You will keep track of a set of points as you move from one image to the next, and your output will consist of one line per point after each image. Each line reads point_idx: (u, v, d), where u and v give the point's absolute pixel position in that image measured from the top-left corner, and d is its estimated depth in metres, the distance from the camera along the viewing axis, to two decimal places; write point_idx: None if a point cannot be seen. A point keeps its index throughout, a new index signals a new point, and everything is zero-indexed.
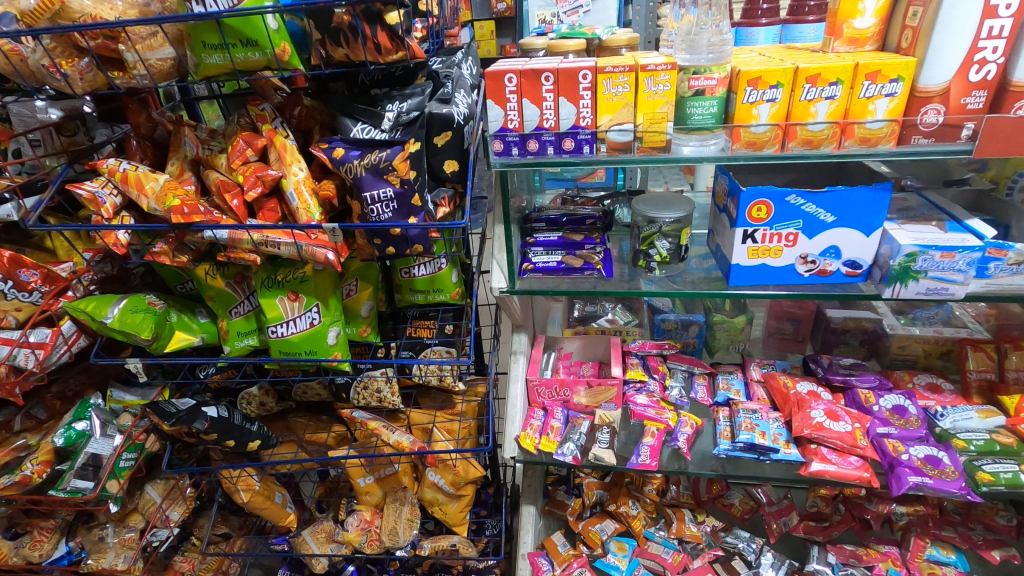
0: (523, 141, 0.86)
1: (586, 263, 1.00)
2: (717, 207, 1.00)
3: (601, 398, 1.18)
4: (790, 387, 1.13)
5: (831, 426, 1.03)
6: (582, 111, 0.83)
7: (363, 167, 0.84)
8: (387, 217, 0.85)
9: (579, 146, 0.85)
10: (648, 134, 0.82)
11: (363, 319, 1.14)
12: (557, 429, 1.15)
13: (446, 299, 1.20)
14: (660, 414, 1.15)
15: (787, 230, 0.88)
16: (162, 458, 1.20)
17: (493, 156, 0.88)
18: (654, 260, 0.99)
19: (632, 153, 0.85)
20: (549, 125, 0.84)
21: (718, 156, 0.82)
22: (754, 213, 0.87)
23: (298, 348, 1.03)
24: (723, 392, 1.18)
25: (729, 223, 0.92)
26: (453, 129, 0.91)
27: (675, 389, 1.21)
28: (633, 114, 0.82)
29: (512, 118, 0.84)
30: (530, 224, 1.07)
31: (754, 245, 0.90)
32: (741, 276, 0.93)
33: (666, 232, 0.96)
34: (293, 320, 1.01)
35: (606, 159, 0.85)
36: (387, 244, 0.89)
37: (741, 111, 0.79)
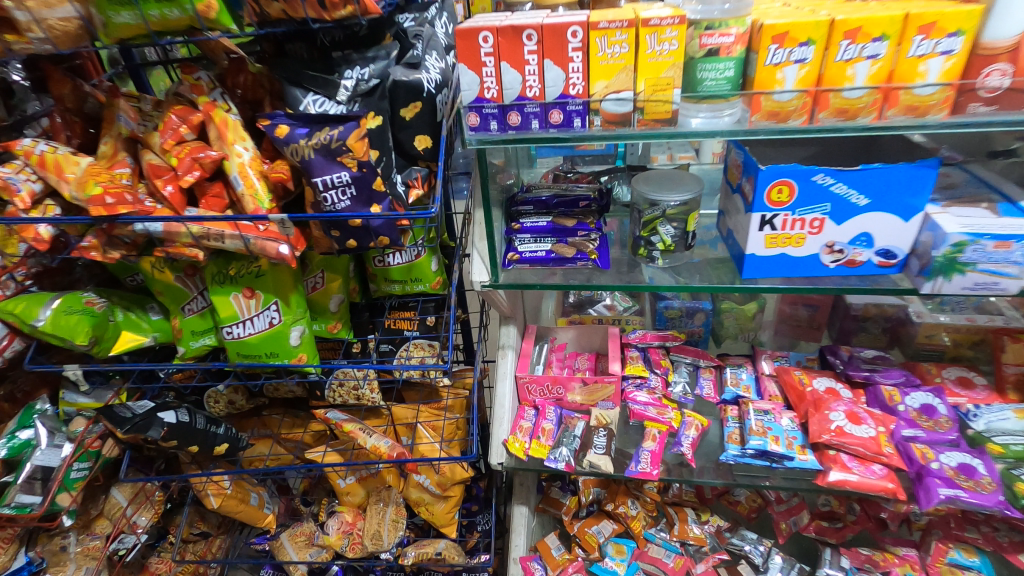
0: (503, 113, 0.73)
1: (579, 251, 0.88)
2: (730, 186, 0.87)
3: (598, 395, 1.08)
4: (806, 384, 1.02)
5: (852, 431, 0.93)
6: (572, 77, 0.69)
7: (312, 148, 0.69)
8: (345, 205, 0.73)
9: (569, 119, 0.72)
10: (651, 104, 0.69)
11: (333, 313, 1.02)
12: (549, 431, 1.04)
13: (426, 288, 1.09)
14: (662, 414, 1.05)
15: (812, 215, 0.75)
16: (121, 465, 1.11)
17: (468, 131, 0.75)
18: (656, 248, 0.87)
19: (631, 127, 0.71)
20: (533, 93, 0.71)
21: (732, 129, 0.69)
22: (774, 196, 0.74)
23: (258, 350, 0.92)
24: (732, 389, 1.08)
25: (744, 207, 0.80)
26: (423, 99, 0.80)
27: (679, 384, 1.10)
28: (633, 79, 0.68)
29: (490, 87, 0.71)
30: (516, 207, 0.94)
31: (773, 232, 0.77)
32: (757, 268, 0.81)
33: (671, 216, 0.84)
34: (249, 320, 0.90)
35: (600, 134, 0.72)
36: (346, 236, 0.76)
37: (763, 74, 0.66)
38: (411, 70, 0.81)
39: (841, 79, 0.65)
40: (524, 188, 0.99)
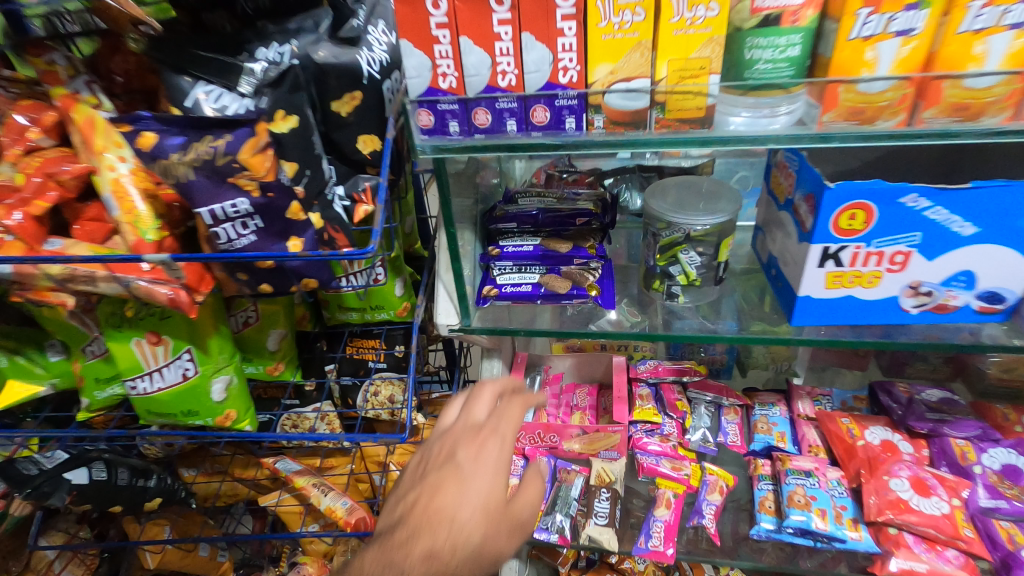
0: (466, 110, 0.51)
1: (575, 287, 0.68)
2: (775, 200, 0.66)
3: (599, 445, 0.89)
4: (856, 437, 0.83)
5: (919, 506, 0.74)
6: (563, 58, 0.48)
7: (189, 166, 0.48)
8: (247, 242, 0.53)
9: (559, 118, 0.50)
10: (676, 97, 0.48)
11: (273, 353, 0.83)
12: (539, 491, 0.87)
13: (390, 317, 0.89)
14: (678, 470, 0.86)
15: (893, 248, 0.55)
16: (32, 526, 0.94)
17: (419, 135, 0.54)
18: (676, 283, 0.66)
19: (647, 130, 0.50)
20: (507, 83, 0.50)
21: (794, 134, 0.48)
22: (843, 222, 0.54)
23: (172, 407, 0.74)
24: (762, 438, 0.89)
25: (797, 233, 0.59)
26: (365, 87, 0.60)
27: (699, 430, 0.91)
28: (650, 62, 0.47)
29: (448, 72, 0.50)
30: (495, 223, 0.72)
31: (837, 270, 0.57)
32: (812, 314, 0.61)
33: (696, 240, 0.63)
34: (157, 372, 0.71)
35: (603, 140, 0.51)
36: (256, 280, 0.56)
37: (848, 53, 0.44)
38: (345, 49, 0.59)
39: (964, 62, 0.43)
40: (507, 195, 0.78)
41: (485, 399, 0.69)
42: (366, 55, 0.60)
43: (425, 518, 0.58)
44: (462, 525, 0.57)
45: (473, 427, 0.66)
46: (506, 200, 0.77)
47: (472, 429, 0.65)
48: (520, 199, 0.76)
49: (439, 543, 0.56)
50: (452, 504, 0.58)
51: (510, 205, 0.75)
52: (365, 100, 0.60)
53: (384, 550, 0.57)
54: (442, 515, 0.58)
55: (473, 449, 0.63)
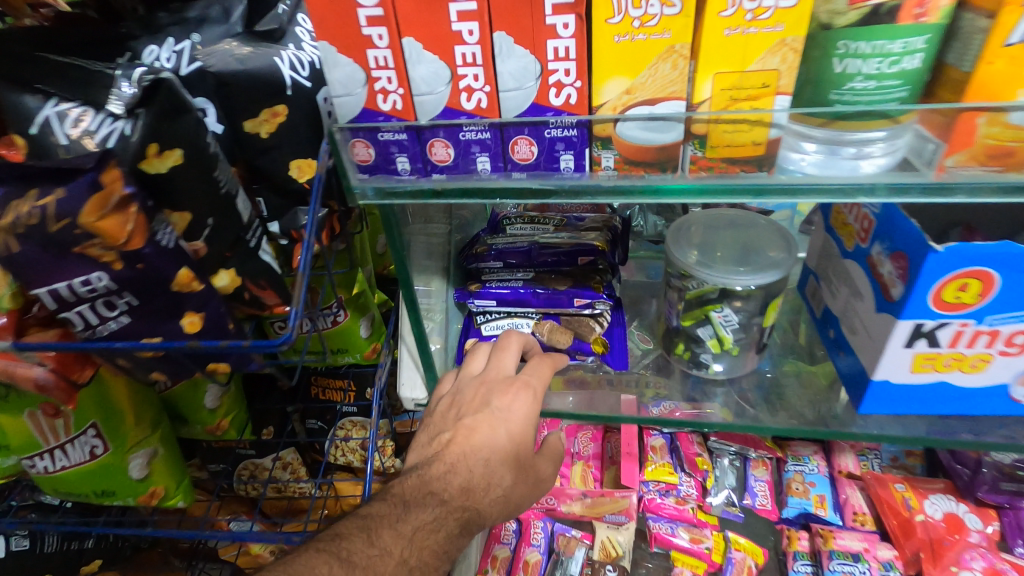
0: (418, 141, 0.36)
1: (577, 339, 0.55)
2: (837, 240, 0.50)
3: (604, 509, 0.77)
4: (913, 509, 0.69)
5: None
6: (556, 70, 0.32)
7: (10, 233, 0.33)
8: (117, 324, 0.38)
9: (550, 154, 0.35)
10: (722, 127, 0.32)
11: (211, 412, 0.68)
12: (533, 567, 0.73)
13: (357, 360, 0.75)
14: (697, 543, 0.73)
15: (1012, 326, 0.40)
16: None
17: (355, 174, 0.38)
18: (706, 351, 0.51)
19: (678, 174, 0.35)
20: (476, 104, 0.34)
21: (894, 183, 0.32)
22: (948, 293, 0.39)
23: (81, 487, 0.60)
24: (798, 502, 0.75)
25: (874, 296, 0.44)
26: (291, 99, 0.44)
27: (722, 491, 0.77)
28: (688, 75, 0.31)
29: (390, 88, 0.35)
30: (477, 263, 0.58)
31: (929, 351, 0.42)
32: (886, 399, 0.46)
33: (732, 294, 0.49)
34: (57, 451, 0.56)
35: (613, 186, 0.36)
36: (143, 366, 0.42)
37: (1004, 67, 0.29)
38: (259, 48, 0.43)
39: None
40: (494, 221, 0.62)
41: (514, 349, 0.52)
42: (288, 54, 0.44)
43: (460, 456, 0.45)
44: (500, 467, 0.45)
45: (505, 369, 0.50)
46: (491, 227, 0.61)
47: (507, 361, 0.51)
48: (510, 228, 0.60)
49: (478, 478, 0.44)
50: (491, 446, 0.45)
51: (496, 237, 0.59)
52: (292, 117, 0.45)
53: (420, 481, 0.44)
54: (479, 455, 0.45)
55: (510, 399, 0.48)
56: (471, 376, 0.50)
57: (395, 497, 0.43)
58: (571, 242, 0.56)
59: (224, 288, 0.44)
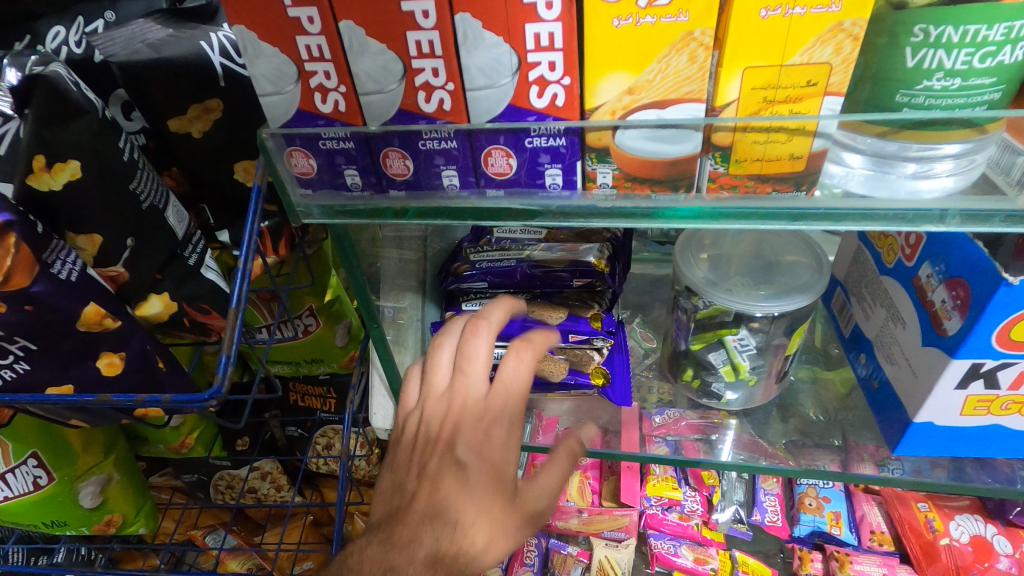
0: (368, 152, 0.29)
1: (573, 370, 0.47)
2: (874, 253, 0.43)
3: (602, 525, 0.71)
4: (936, 529, 0.64)
5: None
6: (537, 63, 0.25)
7: None
8: (15, 367, 0.32)
9: (533, 167, 0.28)
10: (752, 138, 0.25)
11: (173, 430, 0.62)
12: None
13: (334, 369, 0.69)
14: (701, 563, 0.68)
15: None
16: None
17: (295, 189, 0.31)
18: (717, 377, 0.45)
19: (693, 194, 0.28)
20: (436, 105, 0.27)
21: (971, 208, 0.25)
22: (1019, 331, 0.32)
23: (27, 516, 0.54)
24: (812, 518, 0.69)
25: (920, 326, 0.37)
26: (224, 91, 0.37)
27: (728, 506, 0.72)
28: (710, 70, 0.24)
29: (329, 85, 0.27)
30: (456, 283, 0.49)
31: (986, 393, 0.35)
32: (928, 442, 0.40)
33: (749, 319, 0.42)
34: None
35: (612, 208, 0.29)
36: (59, 413, 0.36)
37: None
38: (181, 31, 0.36)
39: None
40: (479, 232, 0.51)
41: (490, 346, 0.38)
42: (218, 36, 0.36)
43: (422, 518, 0.32)
44: (476, 522, 0.32)
45: (481, 381, 0.36)
46: (474, 238, 0.51)
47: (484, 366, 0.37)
48: (498, 238, 0.50)
49: (449, 546, 0.31)
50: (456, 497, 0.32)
51: (481, 248, 0.50)
52: (228, 113, 0.37)
53: (377, 550, 0.32)
54: (443, 512, 0.32)
55: (484, 422, 0.34)
56: (436, 394, 0.37)
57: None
58: (566, 264, 0.46)
59: (156, 316, 0.37)
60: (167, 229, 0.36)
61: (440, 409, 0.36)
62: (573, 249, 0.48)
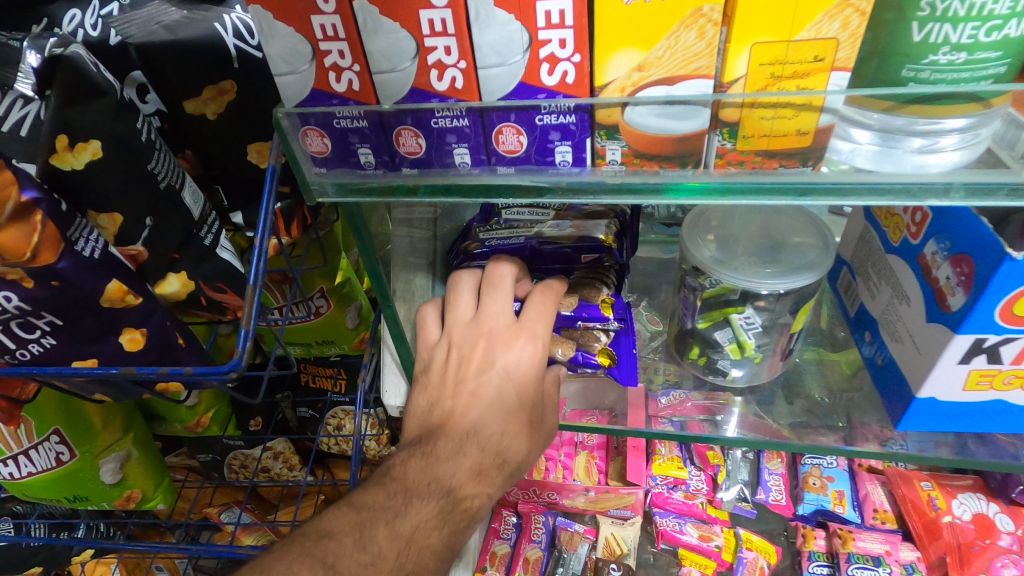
0: (381, 131, 0.30)
1: (581, 352, 0.48)
2: (880, 231, 0.43)
3: (608, 503, 0.73)
4: (938, 507, 0.65)
5: None
6: (548, 41, 0.25)
7: None
8: (39, 344, 0.33)
9: (543, 144, 0.29)
10: (759, 114, 0.25)
11: (189, 410, 0.63)
12: (534, 563, 0.70)
13: (344, 350, 0.70)
14: (706, 540, 0.70)
15: None
16: None
17: (310, 168, 0.32)
18: (723, 356, 0.46)
19: (701, 170, 0.28)
20: (447, 84, 0.28)
21: (974, 183, 0.26)
22: (1023, 305, 0.32)
23: (49, 492, 0.56)
24: (814, 496, 0.70)
25: (925, 303, 0.37)
26: (238, 73, 0.37)
27: (733, 485, 0.73)
28: (718, 47, 0.24)
29: (343, 64, 0.28)
30: (466, 262, 0.49)
31: (989, 368, 0.36)
32: (930, 417, 0.40)
33: (756, 298, 0.43)
34: (20, 458, 0.52)
35: (621, 183, 0.29)
36: (83, 388, 0.37)
37: None
38: (196, 13, 0.36)
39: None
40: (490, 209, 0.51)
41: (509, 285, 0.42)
42: (231, 18, 0.37)
43: (465, 431, 0.37)
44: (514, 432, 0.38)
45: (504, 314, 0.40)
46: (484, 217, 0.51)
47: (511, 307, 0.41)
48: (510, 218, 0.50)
49: (491, 453, 0.37)
50: (499, 413, 0.38)
51: (490, 227, 0.49)
52: (241, 95, 0.38)
53: (422, 461, 0.37)
54: (486, 425, 0.37)
55: (516, 352, 0.39)
56: (462, 324, 0.40)
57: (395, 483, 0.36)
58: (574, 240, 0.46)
59: (174, 295, 0.38)
60: (183, 209, 0.37)
61: (468, 336, 0.40)
62: (583, 227, 0.47)
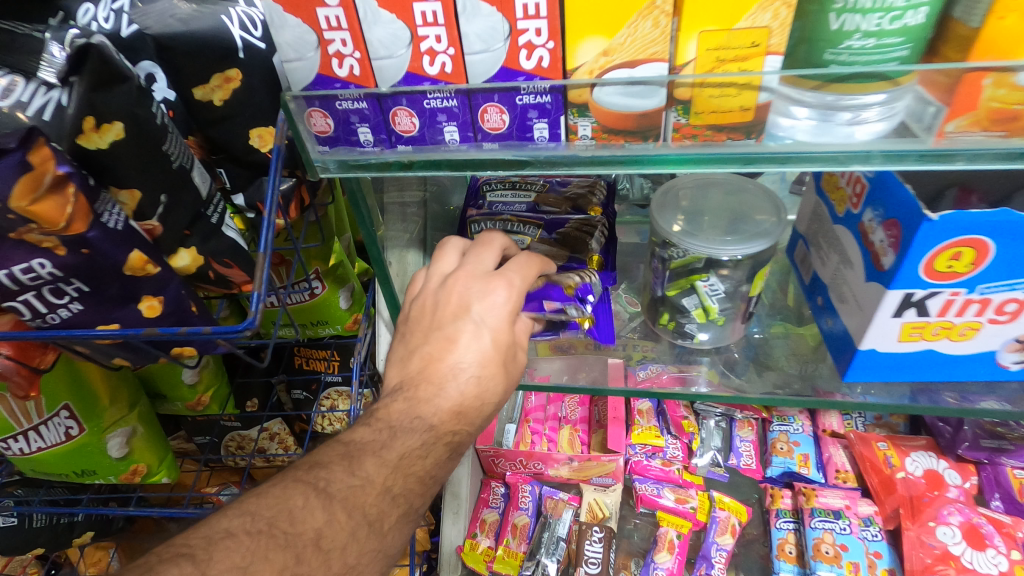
0: (379, 113, 0.33)
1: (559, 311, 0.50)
2: (829, 206, 0.47)
3: (591, 472, 0.77)
4: (895, 466, 0.70)
5: (976, 563, 0.62)
6: (526, 30, 0.29)
7: None
8: (67, 310, 0.36)
9: (523, 121, 0.32)
10: (708, 93, 0.29)
11: (190, 387, 0.66)
12: (521, 529, 0.74)
13: (338, 330, 0.73)
14: (683, 503, 0.74)
15: (1004, 295, 0.38)
16: None
17: (315, 147, 0.36)
18: (690, 320, 0.51)
19: (661, 143, 0.32)
20: (438, 68, 0.31)
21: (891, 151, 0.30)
22: (941, 263, 0.37)
23: (58, 466, 0.59)
24: (782, 460, 0.75)
25: (864, 265, 0.42)
26: (244, 62, 0.41)
27: (707, 452, 0.78)
28: (671, 35, 0.29)
29: (345, 51, 0.31)
30: None
31: (919, 320, 0.41)
32: (872, 368, 0.45)
33: (720, 265, 0.47)
34: (31, 433, 0.55)
35: (592, 156, 0.33)
36: (103, 354, 0.40)
37: (1014, 23, 0.26)
38: (205, 6, 0.40)
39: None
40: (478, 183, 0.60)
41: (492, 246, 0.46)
42: (237, 12, 0.40)
43: (445, 375, 0.41)
44: (491, 377, 0.42)
45: (482, 266, 0.44)
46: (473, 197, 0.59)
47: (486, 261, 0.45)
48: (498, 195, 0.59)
49: (469, 397, 0.41)
50: (475, 359, 0.41)
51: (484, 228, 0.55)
52: (246, 82, 0.41)
53: (406, 404, 0.40)
54: (464, 370, 0.41)
55: (491, 301, 0.42)
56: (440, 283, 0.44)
57: (380, 421, 0.39)
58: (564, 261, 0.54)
59: (184, 268, 0.41)
60: (193, 188, 0.40)
61: (449, 288, 0.43)
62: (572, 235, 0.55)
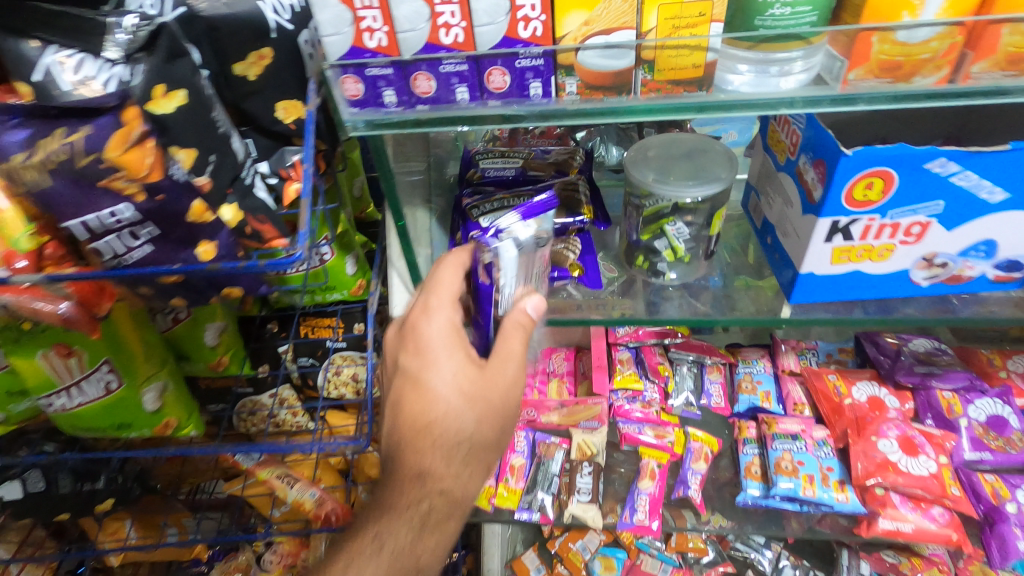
0: (402, 78, 0.41)
1: None
2: (773, 157, 0.56)
3: (579, 416, 0.85)
4: (843, 394, 0.80)
5: (909, 468, 0.72)
6: (523, 5, 0.37)
7: (40, 170, 0.37)
8: (140, 252, 0.42)
9: (521, 81, 0.40)
10: (668, 54, 0.38)
11: (213, 348, 0.73)
12: (518, 469, 0.82)
13: (344, 296, 0.80)
14: (662, 438, 0.83)
15: (910, 218, 0.48)
16: None
17: (347, 109, 0.43)
18: (663, 260, 0.59)
19: (632, 96, 0.40)
20: (452, 39, 0.39)
21: (811, 96, 0.39)
22: (858, 192, 0.46)
23: (97, 421, 0.64)
24: (748, 397, 0.85)
25: (801, 201, 0.51)
26: (275, 42, 0.48)
27: (682, 394, 0.87)
28: (637, 8, 0.37)
29: (375, 27, 0.39)
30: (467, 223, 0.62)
31: (846, 244, 0.50)
32: (813, 290, 0.54)
33: (684, 209, 0.56)
34: (74, 388, 0.61)
35: (578, 109, 0.41)
36: (164, 294, 0.46)
37: None
38: None
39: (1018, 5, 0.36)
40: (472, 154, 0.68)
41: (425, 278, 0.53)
42: None
43: (411, 430, 0.50)
44: (451, 411, 0.49)
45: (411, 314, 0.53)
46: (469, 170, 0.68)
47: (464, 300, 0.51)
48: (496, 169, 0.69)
49: (440, 439, 0.49)
50: (431, 408, 0.49)
51: (484, 208, 0.62)
52: (277, 59, 0.48)
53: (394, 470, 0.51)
54: (426, 419, 0.49)
55: (423, 352, 0.50)
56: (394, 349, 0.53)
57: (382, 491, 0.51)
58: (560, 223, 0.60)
59: (228, 221, 0.46)
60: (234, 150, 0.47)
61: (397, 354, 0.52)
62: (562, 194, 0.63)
